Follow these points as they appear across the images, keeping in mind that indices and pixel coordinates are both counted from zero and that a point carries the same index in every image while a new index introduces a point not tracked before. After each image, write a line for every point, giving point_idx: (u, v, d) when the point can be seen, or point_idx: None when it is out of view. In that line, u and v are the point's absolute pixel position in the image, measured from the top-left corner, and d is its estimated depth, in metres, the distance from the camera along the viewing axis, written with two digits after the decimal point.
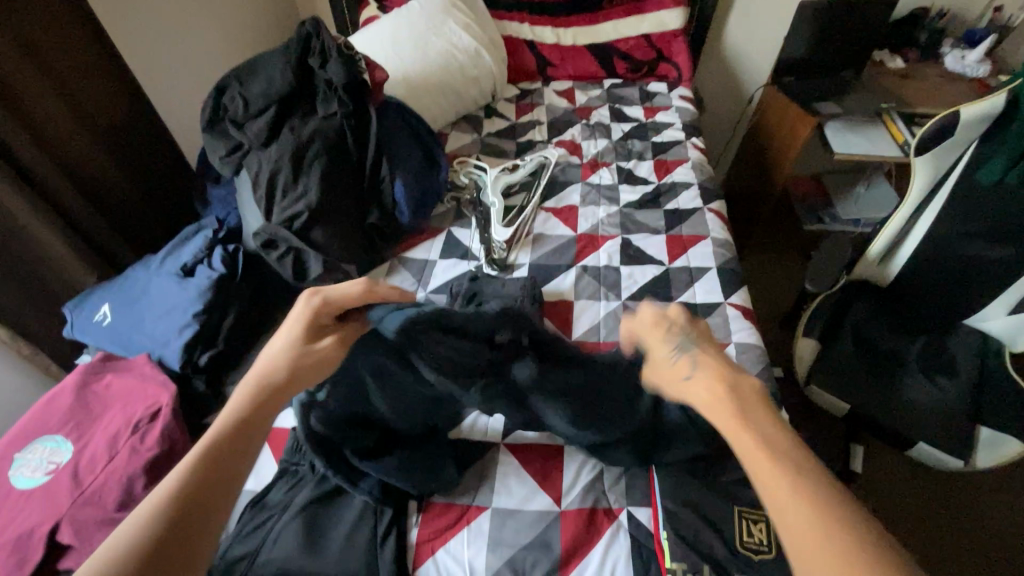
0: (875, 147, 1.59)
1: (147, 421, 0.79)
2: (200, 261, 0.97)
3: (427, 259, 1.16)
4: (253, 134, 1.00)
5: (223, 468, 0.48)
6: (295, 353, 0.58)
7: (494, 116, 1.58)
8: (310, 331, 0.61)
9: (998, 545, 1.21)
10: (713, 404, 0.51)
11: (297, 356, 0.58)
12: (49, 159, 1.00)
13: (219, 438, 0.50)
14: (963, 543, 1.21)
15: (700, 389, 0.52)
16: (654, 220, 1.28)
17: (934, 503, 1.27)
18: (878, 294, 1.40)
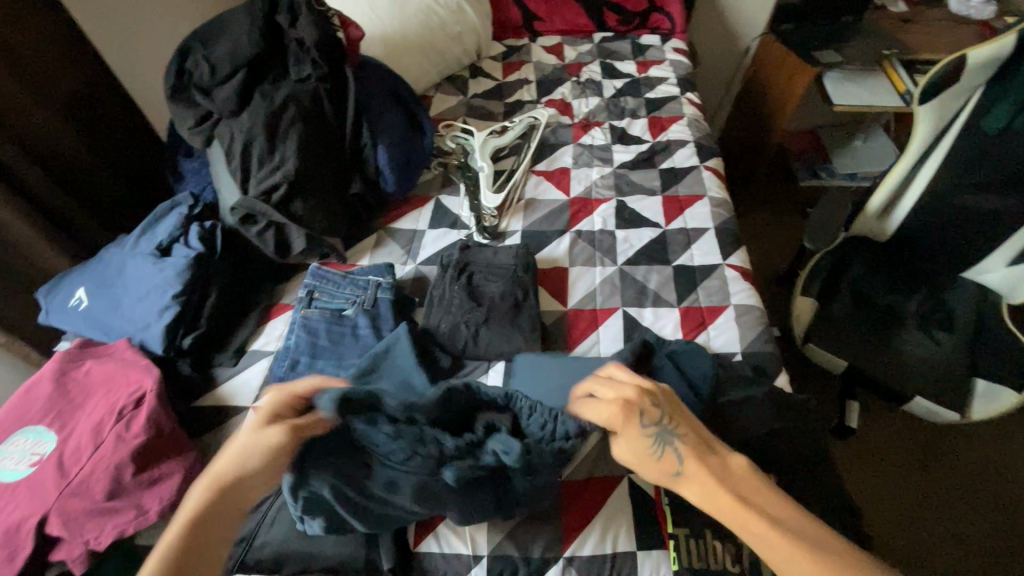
0: (875, 97, 1.54)
1: (131, 408, 0.76)
2: (176, 239, 0.92)
3: (415, 229, 1.11)
4: (220, 101, 0.93)
5: (193, 552, 0.51)
6: (248, 442, 0.58)
7: (480, 75, 1.51)
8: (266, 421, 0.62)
9: (987, 492, 1.23)
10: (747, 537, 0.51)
11: (252, 450, 0.58)
12: (6, 135, 0.94)
13: (177, 533, 0.52)
14: (955, 492, 1.23)
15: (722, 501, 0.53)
16: (649, 180, 1.23)
17: (929, 456, 1.29)
18: (877, 250, 1.38)
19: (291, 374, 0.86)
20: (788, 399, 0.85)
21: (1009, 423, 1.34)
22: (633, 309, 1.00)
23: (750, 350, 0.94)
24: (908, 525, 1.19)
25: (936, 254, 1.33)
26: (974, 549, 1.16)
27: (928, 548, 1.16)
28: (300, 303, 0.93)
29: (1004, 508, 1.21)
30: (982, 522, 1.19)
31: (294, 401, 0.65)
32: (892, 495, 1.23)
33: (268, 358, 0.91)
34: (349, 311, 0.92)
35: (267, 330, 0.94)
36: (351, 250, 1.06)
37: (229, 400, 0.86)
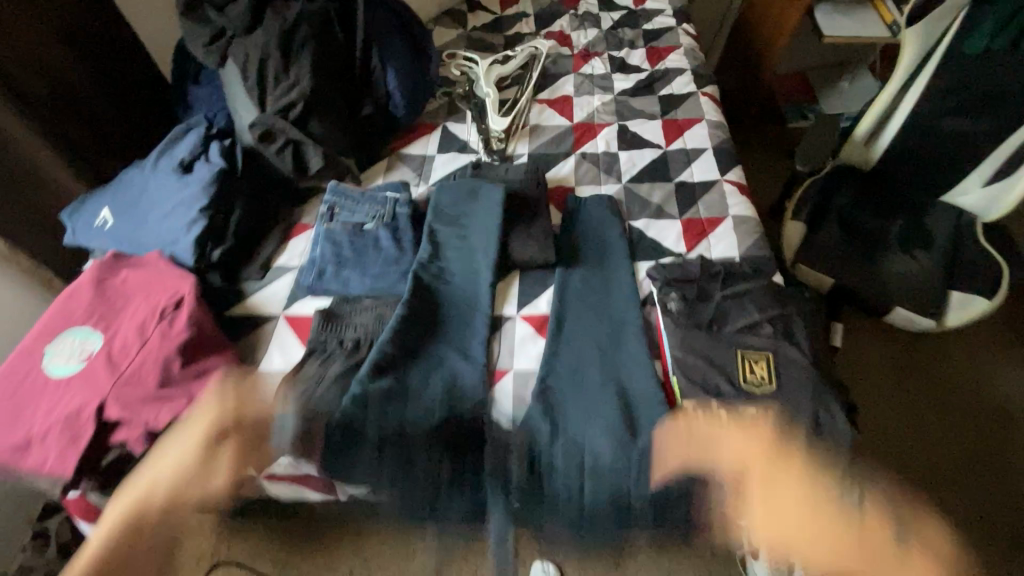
0: (865, 29, 1.58)
1: (171, 309, 0.80)
2: (196, 157, 0.94)
3: (425, 154, 1.15)
4: (234, 18, 0.93)
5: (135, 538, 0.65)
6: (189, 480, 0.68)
7: (477, 9, 1.51)
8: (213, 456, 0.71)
9: (957, 389, 1.38)
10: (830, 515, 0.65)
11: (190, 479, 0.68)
12: (21, 59, 0.94)
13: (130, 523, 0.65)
14: (944, 396, 1.36)
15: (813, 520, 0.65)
16: (649, 106, 1.27)
17: (916, 364, 1.41)
18: (865, 192, 1.49)
19: (318, 283, 0.91)
20: (784, 291, 0.92)
21: (987, 334, 1.47)
22: (639, 222, 1.05)
23: (748, 254, 1.00)
24: (898, 425, 1.31)
25: (913, 174, 1.45)
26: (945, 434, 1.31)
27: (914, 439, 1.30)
28: (322, 219, 0.96)
29: (974, 407, 1.35)
30: (951, 413, 1.34)
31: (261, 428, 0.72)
32: (879, 400, 1.35)
33: (293, 272, 0.95)
34: (369, 226, 0.96)
35: (290, 248, 0.98)
36: (364, 173, 1.10)
37: (261, 309, 0.91)
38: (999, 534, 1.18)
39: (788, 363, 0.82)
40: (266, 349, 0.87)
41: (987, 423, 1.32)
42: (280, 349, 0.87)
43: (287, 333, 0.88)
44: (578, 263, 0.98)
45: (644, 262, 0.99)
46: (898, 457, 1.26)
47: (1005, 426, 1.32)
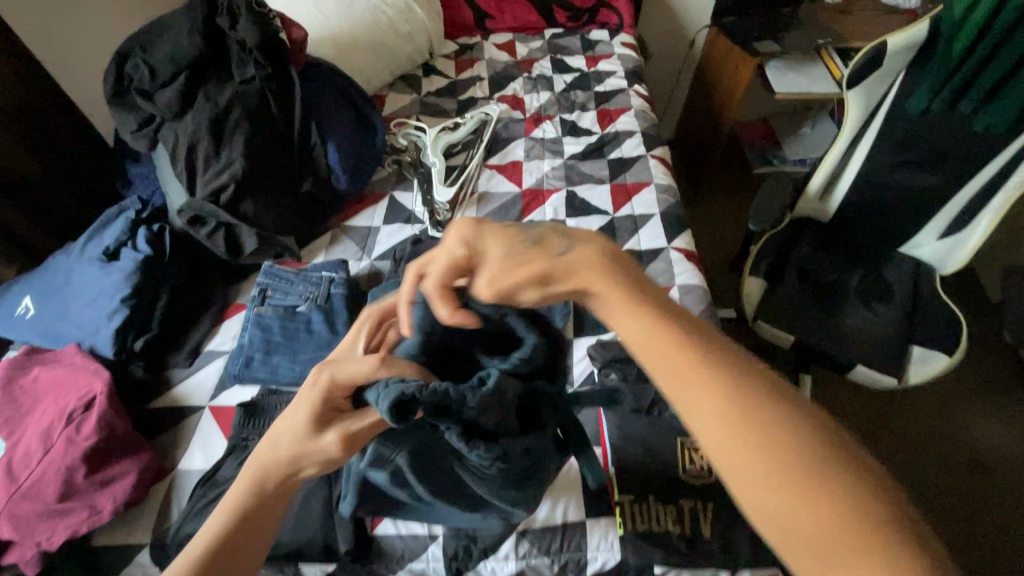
0: (814, 84, 1.61)
1: (81, 411, 0.76)
2: (123, 243, 0.92)
3: (369, 226, 1.14)
4: (162, 104, 0.92)
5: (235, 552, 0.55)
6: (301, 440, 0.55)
7: (432, 73, 1.54)
8: (315, 429, 0.55)
9: (932, 444, 1.38)
10: (723, 412, 0.36)
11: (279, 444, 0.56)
12: None
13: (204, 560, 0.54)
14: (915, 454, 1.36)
15: (680, 369, 0.38)
16: (599, 170, 1.28)
17: (886, 419, 1.42)
18: (822, 236, 1.52)
19: (246, 371, 0.87)
20: None
21: (957, 385, 1.48)
22: None
23: None
24: None
25: (868, 228, 1.47)
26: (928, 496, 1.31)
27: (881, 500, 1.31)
28: (253, 302, 0.94)
29: (947, 464, 1.35)
30: (930, 470, 1.34)
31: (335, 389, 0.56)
32: None
33: (223, 358, 0.92)
34: (303, 307, 0.93)
35: (222, 331, 0.95)
36: (306, 249, 1.08)
37: (185, 401, 0.87)
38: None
39: None
40: (186, 445, 0.83)
41: (959, 474, 1.34)
42: (202, 447, 0.82)
43: (211, 426, 0.84)
44: None
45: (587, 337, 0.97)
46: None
47: (979, 475, 1.33)
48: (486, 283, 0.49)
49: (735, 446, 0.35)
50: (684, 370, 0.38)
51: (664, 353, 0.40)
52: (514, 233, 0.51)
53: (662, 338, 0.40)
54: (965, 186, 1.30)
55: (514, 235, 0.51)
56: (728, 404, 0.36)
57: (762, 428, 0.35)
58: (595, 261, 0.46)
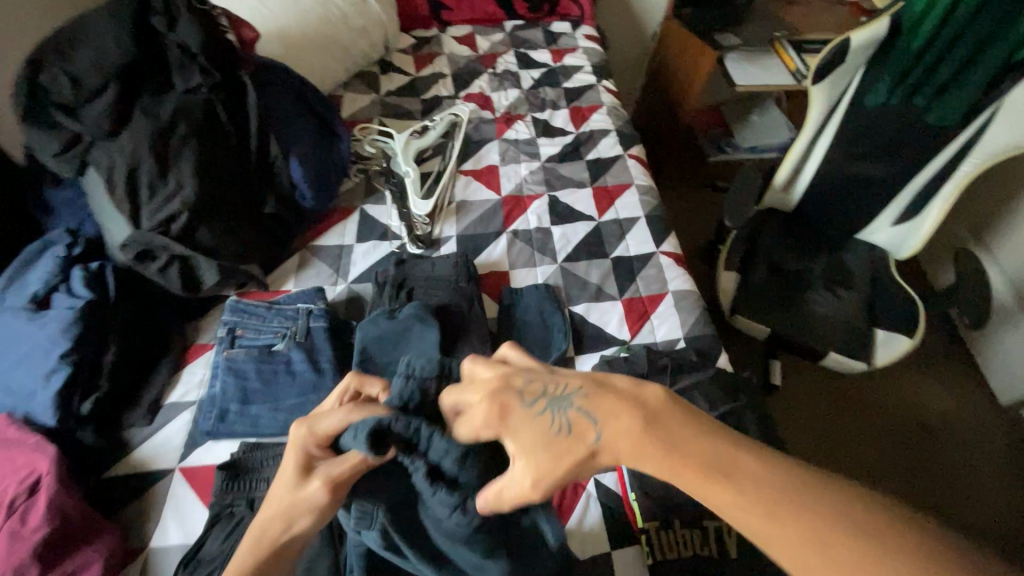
0: (771, 77, 1.64)
1: (25, 497, 0.65)
2: (54, 288, 0.78)
3: (342, 245, 1.04)
4: (90, 120, 0.78)
5: None
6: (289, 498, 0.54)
7: (390, 71, 1.43)
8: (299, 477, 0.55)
9: (898, 415, 1.46)
10: (739, 500, 0.38)
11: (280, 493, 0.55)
12: None
13: None
14: (880, 424, 1.44)
15: (657, 453, 0.41)
16: (578, 172, 1.23)
17: (855, 393, 1.49)
18: (786, 226, 1.54)
19: (221, 426, 0.78)
20: (731, 376, 0.89)
21: (921, 357, 1.55)
22: (580, 307, 1.00)
23: (691, 335, 0.97)
24: (837, 455, 1.39)
25: (829, 217, 1.51)
26: (892, 471, 1.38)
27: (850, 467, 1.37)
28: (222, 344, 0.83)
29: (911, 433, 1.43)
30: (895, 438, 1.42)
31: (316, 442, 0.56)
32: (817, 428, 1.43)
33: (190, 411, 0.81)
34: (280, 346, 0.84)
35: (185, 379, 0.84)
36: (272, 275, 0.98)
37: (149, 466, 0.76)
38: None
39: None
40: (158, 518, 0.72)
41: (918, 445, 1.41)
42: (175, 518, 0.72)
43: (185, 492, 0.74)
44: None
45: (589, 354, 0.94)
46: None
47: (942, 444, 1.42)
48: (527, 479, 0.46)
49: (776, 535, 0.36)
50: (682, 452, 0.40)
51: (683, 478, 0.40)
52: (500, 395, 0.50)
53: (631, 427, 0.43)
54: (921, 174, 1.34)
55: (504, 408, 0.49)
56: (744, 483, 0.38)
57: (800, 511, 0.36)
58: (615, 418, 0.44)
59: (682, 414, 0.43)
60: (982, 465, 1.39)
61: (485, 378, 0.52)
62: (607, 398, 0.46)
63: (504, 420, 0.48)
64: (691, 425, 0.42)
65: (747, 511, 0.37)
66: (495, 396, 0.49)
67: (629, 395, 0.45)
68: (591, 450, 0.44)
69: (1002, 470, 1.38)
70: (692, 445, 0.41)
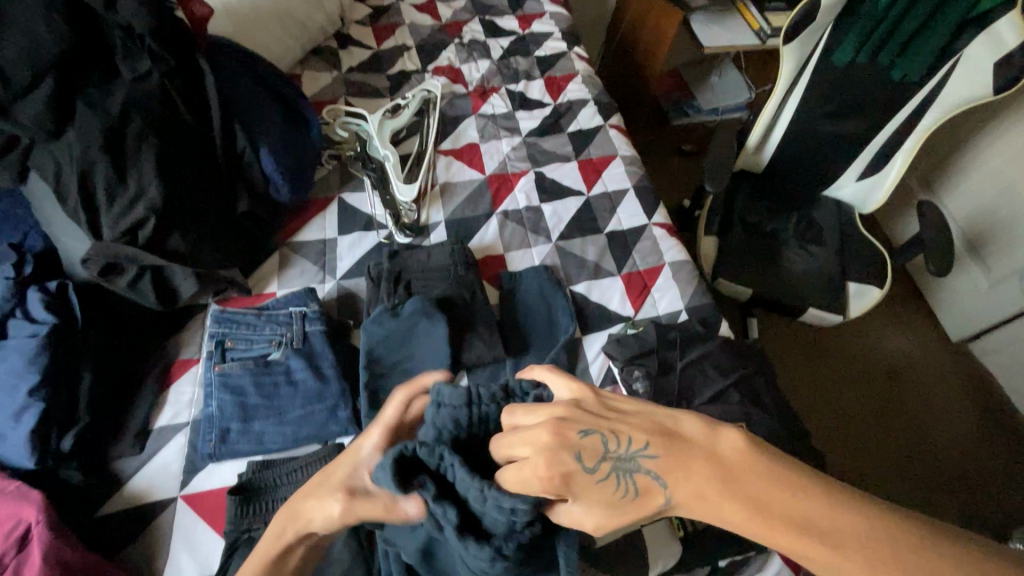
0: (736, 38, 1.63)
1: (16, 552, 0.58)
2: (9, 315, 0.69)
3: (324, 239, 0.97)
4: (28, 121, 0.68)
5: None
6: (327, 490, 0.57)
7: (349, 44, 1.32)
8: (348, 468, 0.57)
9: (880, 363, 1.54)
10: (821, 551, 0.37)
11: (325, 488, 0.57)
12: None
13: None
14: (866, 374, 1.52)
15: (734, 505, 0.40)
16: (561, 146, 1.20)
17: (841, 346, 1.56)
18: (757, 183, 1.58)
19: (224, 447, 0.72)
20: (735, 344, 0.91)
21: (893, 303, 1.63)
22: (581, 287, 0.98)
23: (692, 305, 0.97)
24: (832, 410, 1.45)
25: (798, 175, 1.54)
26: (883, 418, 1.46)
27: (846, 420, 1.44)
28: (211, 359, 0.77)
29: (893, 379, 1.51)
30: (880, 386, 1.50)
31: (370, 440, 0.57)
32: (810, 386, 1.49)
33: (184, 434, 0.75)
34: (276, 355, 0.78)
35: (173, 399, 0.77)
36: (253, 277, 0.90)
37: (148, 498, 0.70)
38: (939, 491, 1.36)
39: (762, 429, 0.79)
40: (167, 553, 0.67)
41: (887, 388, 1.50)
42: (187, 548, 0.67)
43: (194, 521, 0.69)
44: (529, 351, 0.89)
45: (596, 333, 0.93)
46: (845, 463, 1.38)
47: (922, 386, 1.51)
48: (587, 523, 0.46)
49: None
50: (752, 503, 0.39)
51: (765, 533, 0.39)
52: (559, 454, 0.45)
53: (698, 480, 0.41)
54: (884, 130, 1.38)
55: (565, 473, 0.45)
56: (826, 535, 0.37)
57: (889, 557, 0.36)
58: (682, 473, 0.43)
59: (765, 463, 0.41)
60: (952, 402, 1.49)
61: (537, 438, 0.46)
62: (683, 454, 0.43)
63: (564, 484, 0.45)
64: (776, 480, 0.40)
65: (830, 562, 0.37)
66: (556, 453, 0.45)
67: (707, 451, 0.42)
68: (661, 510, 0.44)
69: (975, 404, 1.49)
70: (782, 502, 0.39)
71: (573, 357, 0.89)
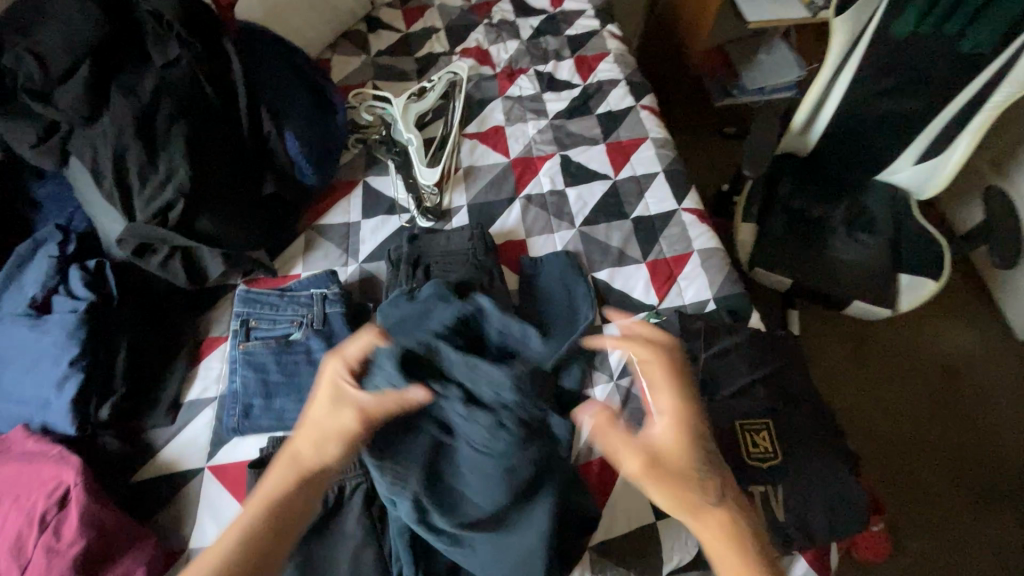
0: (784, 11, 1.53)
1: (55, 511, 0.62)
2: (54, 291, 0.73)
3: (348, 223, 0.98)
4: (66, 105, 0.71)
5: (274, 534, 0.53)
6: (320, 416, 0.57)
7: (379, 27, 1.32)
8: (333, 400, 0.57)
9: (933, 358, 1.44)
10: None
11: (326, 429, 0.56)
12: None
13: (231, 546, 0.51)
14: (916, 369, 1.42)
15: (719, 534, 0.54)
16: (589, 128, 1.16)
17: (890, 339, 1.46)
18: (803, 166, 1.49)
19: (246, 421, 0.75)
20: (765, 336, 0.86)
21: (951, 295, 1.52)
22: (603, 273, 0.96)
23: (720, 295, 0.93)
24: (876, 407, 1.37)
25: (849, 160, 1.44)
26: (934, 417, 1.37)
27: (891, 418, 1.36)
28: (237, 337, 0.80)
29: (947, 376, 1.41)
30: (932, 383, 1.40)
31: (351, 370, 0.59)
32: (853, 379, 1.41)
33: (212, 407, 0.78)
34: (297, 335, 0.80)
35: (202, 374, 0.80)
36: (280, 258, 0.93)
37: (177, 466, 0.74)
38: (991, 501, 1.27)
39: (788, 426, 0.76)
40: (192, 519, 0.70)
41: (939, 386, 1.40)
42: (211, 516, 0.70)
43: (218, 491, 0.72)
44: (545, 338, 0.87)
45: (617, 322, 0.90)
46: (873, 458, 1.31)
47: (980, 386, 1.40)
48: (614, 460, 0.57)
49: None
50: (732, 542, 0.53)
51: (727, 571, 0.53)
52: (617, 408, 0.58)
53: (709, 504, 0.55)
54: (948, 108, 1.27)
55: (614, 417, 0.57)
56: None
57: None
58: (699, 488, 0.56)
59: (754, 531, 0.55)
60: (1014, 404, 1.38)
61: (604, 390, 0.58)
62: (709, 477, 0.56)
63: (610, 428, 0.57)
64: (757, 541, 0.54)
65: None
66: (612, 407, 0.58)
67: (724, 495, 0.56)
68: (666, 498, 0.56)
69: None
70: (749, 556, 0.53)
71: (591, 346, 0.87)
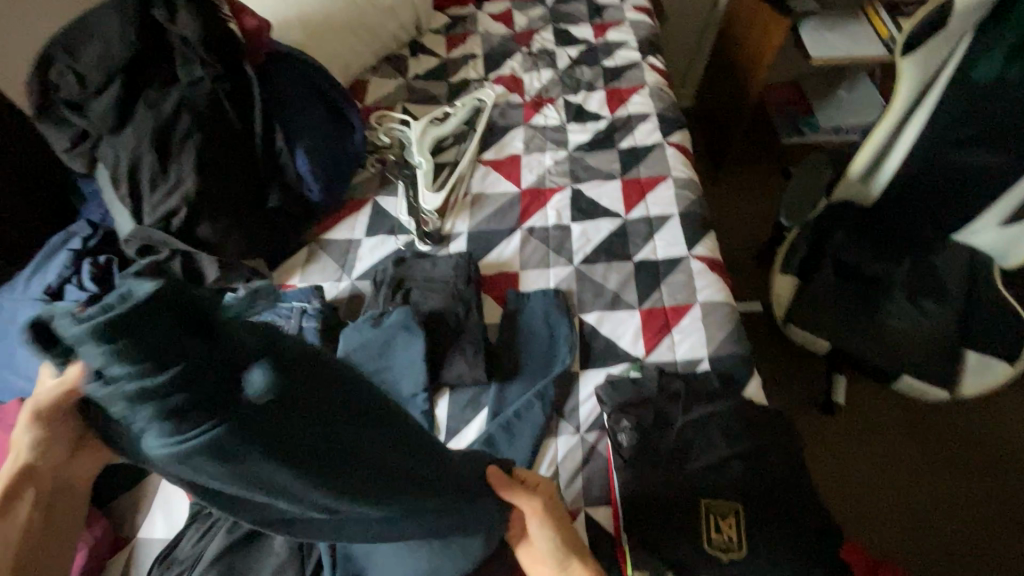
0: (856, 46, 1.38)
1: None
2: (67, 280, 0.81)
3: (351, 239, 1.01)
4: (96, 118, 0.80)
5: None
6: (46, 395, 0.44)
7: (420, 53, 1.36)
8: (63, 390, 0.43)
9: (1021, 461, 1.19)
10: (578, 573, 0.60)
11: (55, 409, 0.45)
12: None
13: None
14: (996, 473, 1.17)
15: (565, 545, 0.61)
16: (608, 163, 1.12)
17: (967, 432, 1.22)
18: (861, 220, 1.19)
19: None
20: (757, 408, 0.77)
21: None
22: (592, 316, 0.91)
23: (717, 355, 0.85)
24: (939, 508, 1.14)
25: (917, 214, 1.15)
26: (1016, 535, 1.11)
27: (959, 527, 1.12)
28: None
29: None
30: (1017, 492, 1.15)
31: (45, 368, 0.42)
32: (911, 470, 1.18)
33: None
34: None
35: None
36: (278, 268, 0.97)
37: None
38: None
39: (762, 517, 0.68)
40: (146, 511, 0.74)
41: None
42: (163, 510, 0.74)
43: (173, 488, 0.75)
44: (516, 380, 0.84)
45: (597, 371, 0.85)
46: (871, 526, 1.12)
47: None
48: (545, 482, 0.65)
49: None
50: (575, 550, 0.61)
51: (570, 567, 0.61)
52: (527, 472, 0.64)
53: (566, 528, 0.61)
54: None
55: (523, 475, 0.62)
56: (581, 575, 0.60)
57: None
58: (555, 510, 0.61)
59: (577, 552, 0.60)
60: None
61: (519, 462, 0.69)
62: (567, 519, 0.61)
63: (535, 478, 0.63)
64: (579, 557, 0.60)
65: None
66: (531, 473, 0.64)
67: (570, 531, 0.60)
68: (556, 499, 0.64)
69: None
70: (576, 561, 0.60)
71: (563, 392, 0.83)
